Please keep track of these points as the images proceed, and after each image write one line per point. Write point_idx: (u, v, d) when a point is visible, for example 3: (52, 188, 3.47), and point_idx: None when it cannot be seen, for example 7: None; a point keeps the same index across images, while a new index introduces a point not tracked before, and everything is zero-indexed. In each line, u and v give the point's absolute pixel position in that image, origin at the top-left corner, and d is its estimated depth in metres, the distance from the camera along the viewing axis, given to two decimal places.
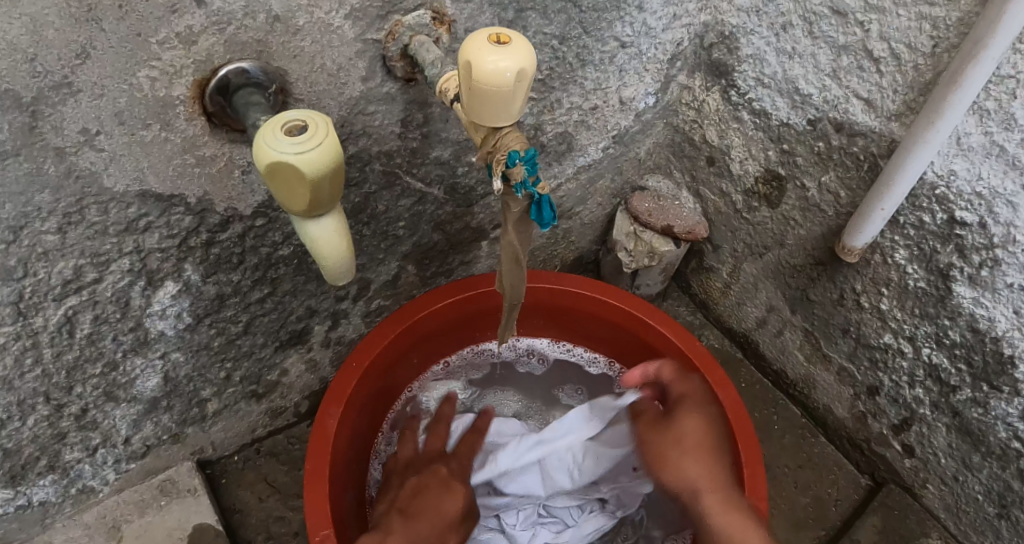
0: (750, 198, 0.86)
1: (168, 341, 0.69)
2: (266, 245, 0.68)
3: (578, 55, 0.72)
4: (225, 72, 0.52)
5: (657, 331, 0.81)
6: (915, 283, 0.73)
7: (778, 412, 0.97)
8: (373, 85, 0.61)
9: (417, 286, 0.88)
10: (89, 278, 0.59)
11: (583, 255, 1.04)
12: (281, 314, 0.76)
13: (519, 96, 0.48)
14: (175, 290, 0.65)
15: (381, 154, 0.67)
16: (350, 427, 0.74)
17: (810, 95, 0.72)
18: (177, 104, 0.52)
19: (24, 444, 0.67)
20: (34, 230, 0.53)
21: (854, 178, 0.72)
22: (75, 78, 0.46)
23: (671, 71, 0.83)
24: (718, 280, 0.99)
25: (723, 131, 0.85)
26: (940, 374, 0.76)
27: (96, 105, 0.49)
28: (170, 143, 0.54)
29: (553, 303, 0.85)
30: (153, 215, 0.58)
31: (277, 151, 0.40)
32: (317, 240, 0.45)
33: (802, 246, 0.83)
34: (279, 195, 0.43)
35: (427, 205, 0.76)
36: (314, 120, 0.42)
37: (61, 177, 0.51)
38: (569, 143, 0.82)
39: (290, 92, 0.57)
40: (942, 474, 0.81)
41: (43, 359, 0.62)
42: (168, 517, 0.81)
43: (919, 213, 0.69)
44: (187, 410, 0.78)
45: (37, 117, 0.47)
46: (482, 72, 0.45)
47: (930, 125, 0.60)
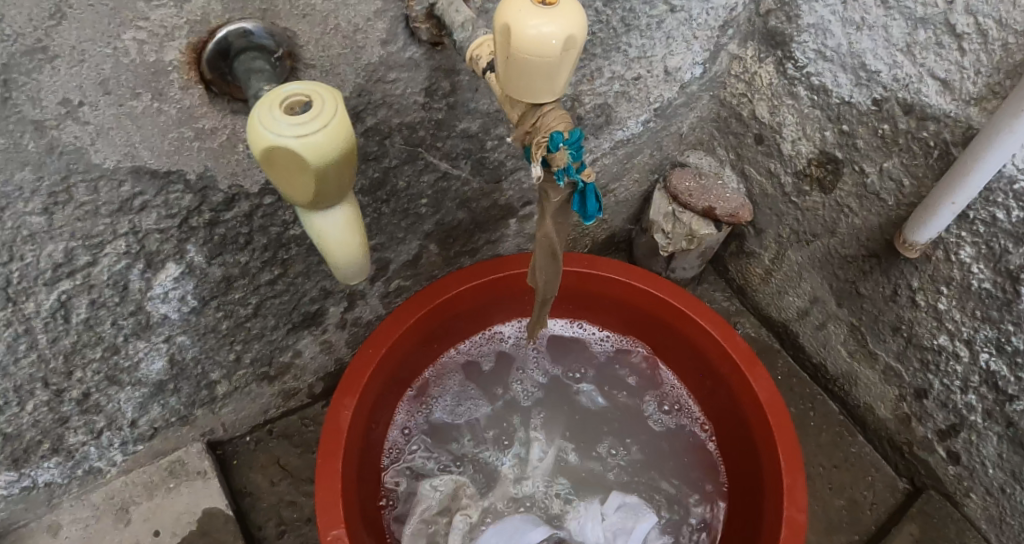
0: (801, 181, 0.79)
1: (172, 324, 0.65)
2: (277, 225, 0.62)
3: (623, 19, 0.65)
4: (225, 33, 0.45)
5: (692, 323, 0.76)
6: (979, 284, 0.67)
7: (815, 408, 0.92)
8: (393, 49, 0.54)
9: (440, 265, 0.82)
10: (83, 261, 0.54)
11: (615, 234, 0.98)
12: (293, 296, 0.71)
13: (565, 67, 0.42)
14: (178, 273, 0.60)
15: (403, 127, 0.61)
16: (363, 419, 0.70)
17: (879, 72, 0.64)
18: (169, 71, 0.46)
19: (22, 429, 0.64)
20: (17, 212, 0.48)
21: (921, 166, 0.65)
22: (51, 41, 0.41)
23: (722, 39, 0.75)
24: (758, 265, 0.93)
25: (775, 107, 0.77)
26: (997, 381, 0.70)
27: (78, 73, 0.43)
28: (164, 115, 0.48)
29: (583, 288, 0.80)
30: (149, 194, 0.53)
31: (276, 135, 0.34)
32: (324, 234, 0.40)
33: (856, 236, 0.76)
34: (280, 184, 0.37)
35: (452, 181, 0.70)
36: (320, 95, 0.36)
37: (44, 153, 0.46)
38: (606, 115, 0.75)
39: (299, 57, 0.50)
40: (988, 484, 0.76)
41: (38, 345, 0.58)
42: (177, 500, 0.78)
43: (991, 209, 0.62)
44: (195, 393, 0.75)
45: (10, 87, 0.41)
46: (523, 39, 0.39)
47: (1018, 112, 0.53)
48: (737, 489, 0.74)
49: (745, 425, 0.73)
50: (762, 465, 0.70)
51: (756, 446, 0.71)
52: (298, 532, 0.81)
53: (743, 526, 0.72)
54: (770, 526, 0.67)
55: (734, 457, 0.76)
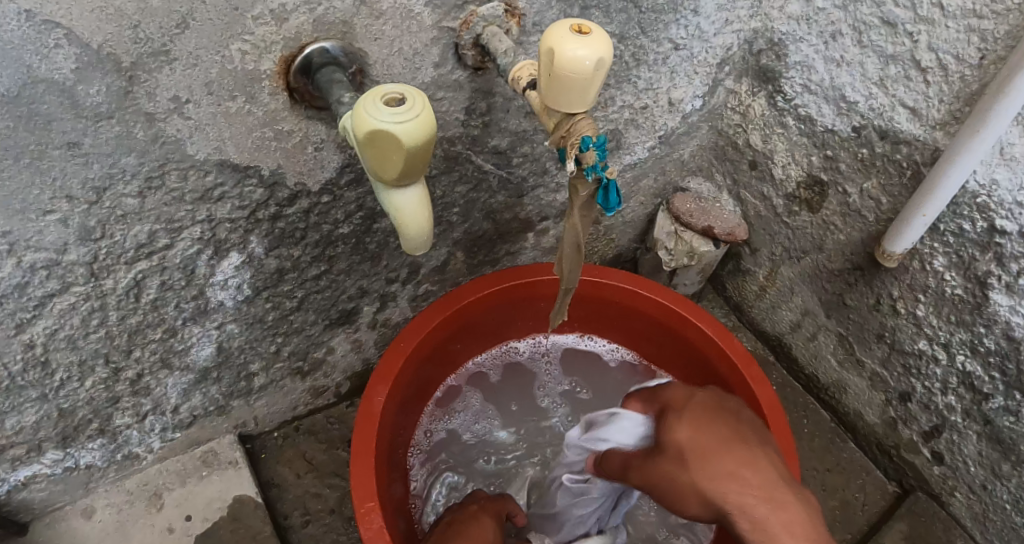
0: (791, 203, 0.88)
1: (226, 311, 0.71)
2: (328, 223, 0.70)
3: (634, 54, 0.75)
4: (310, 50, 0.54)
5: (694, 327, 0.83)
6: (952, 290, 0.75)
7: (808, 416, 0.98)
8: (443, 71, 0.63)
9: (463, 273, 0.90)
10: (161, 243, 0.61)
11: (621, 253, 1.06)
12: (334, 293, 0.78)
13: (595, 84, 0.50)
14: (238, 262, 0.67)
15: (444, 140, 0.69)
16: (395, 408, 0.76)
17: (857, 103, 0.74)
18: (263, 79, 0.54)
19: (78, 405, 0.69)
20: (116, 192, 0.55)
21: (896, 185, 0.74)
22: (173, 46, 0.49)
23: (719, 75, 0.85)
24: (753, 283, 1.01)
25: (767, 136, 0.87)
26: (973, 381, 0.77)
27: (189, 74, 0.51)
28: (252, 116, 0.56)
29: (593, 296, 0.87)
30: (228, 185, 0.60)
31: (378, 120, 0.42)
32: (402, 210, 0.47)
33: (841, 251, 0.84)
34: (373, 164, 0.45)
35: (481, 192, 0.78)
36: (412, 93, 0.44)
37: (148, 142, 0.53)
38: (617, 140, 0.84)
39: (368, 73, 0.59)
40: (970, 482, 0.82)
41: (108, 321, 0.64)
42: (209, 487, 0.82)
43: (959, 221, 0.71)
44: (235, 383, 0.80)
45: (133, 82, 0.49)
46: (563, 60, 0.48)
47: (975, 134, 0.62)
48: None
49: None
50: None
51: None
52: (321, 523, 0.85)
53: None
54: None
55: None
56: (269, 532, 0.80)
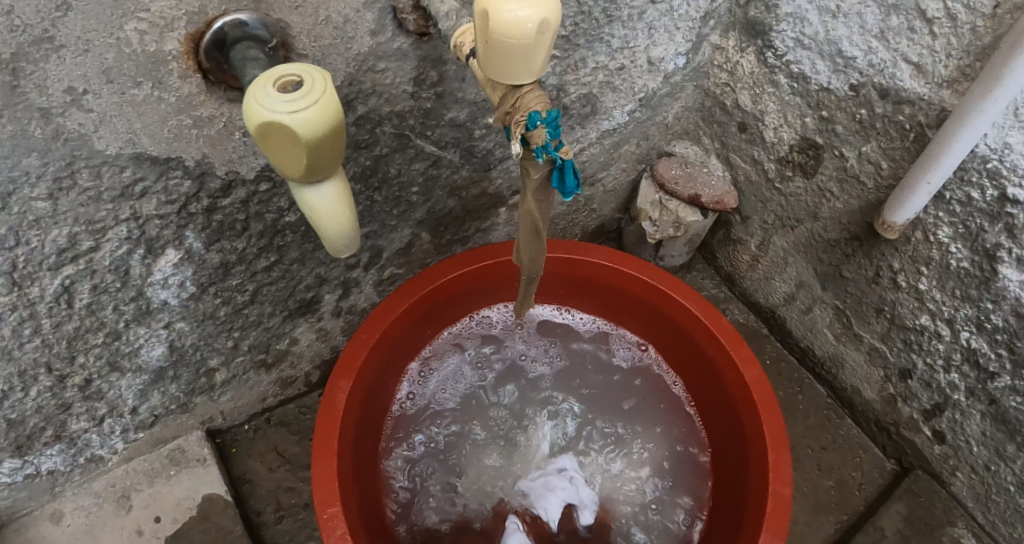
0: (784, 167, 0.81)
1: (172, 310, 0.67)
2: (272, 212, 0.65)
3: (604, 10, 0.66)
4: (221, 24, 0.47)
5: (679, 305, 0.77)
6: (957, 263, 0.69)
7: (803, 392, 0.94)
8: (382, 40, 0.56)
9: (432, 254, 0.84)
10: (85, 246, 0.56)
11: (604, 224, 1.00)
12: (289, 283, 0.74)
13: (541, 50, 0.43)
14: (177, 259, 0.63)
15: (393, 116, 0.63)
16: (360, 402, 0.72)
17: (855, 58, 0.66)
18: (169, 60, 0.48)
19: (27, 415, 0.66)
20: (23, 196, 0.50)
21: (898, 148, 0.67)
22: (56, 31, 0.43)
23: (704, 30, 0.77)
24: (745, 252, 0.95)
25: (757, 95, 0.79)
26: (978, 359, 0.71)
27: (82, 62, 0.45)
28: (164, 103, 0.50)
29: (571, 273, 0.82)
30: (150, 180, 0.55)
31: (269, 111, 0.36)
32: (317, 209, 0.42)
33: (837, 220, 0.78)
34: (275, 159, 0.39)
35: (442, 169, 0.72)
36: (311, 75, 0.37)
37: (49, 140, 0.48)
38: (592, 105, 0.77)
39: (293, 47, 0.52)
40: (973, 462, 0.77)
41: (42, 330, 0.60)
42: (177, 487, 0.80)
43: (966, 189, 0.64)
44: (195, 380, 0.77)
45: (18, 75, 0.43)
46: (501, 24, 0.40)
47: (987, 91, 0.54)
48: (726, 466, 0.76)
49: (732, 405, 0.74)
50: (748, 440, 0.72)
51: (743, 425, 0.73)
52: (296, 517, 0.83)
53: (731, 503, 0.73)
54: (756, 502, 0.68)
55: (723, 435, 0.77)
56: (241, 532, 0.79)
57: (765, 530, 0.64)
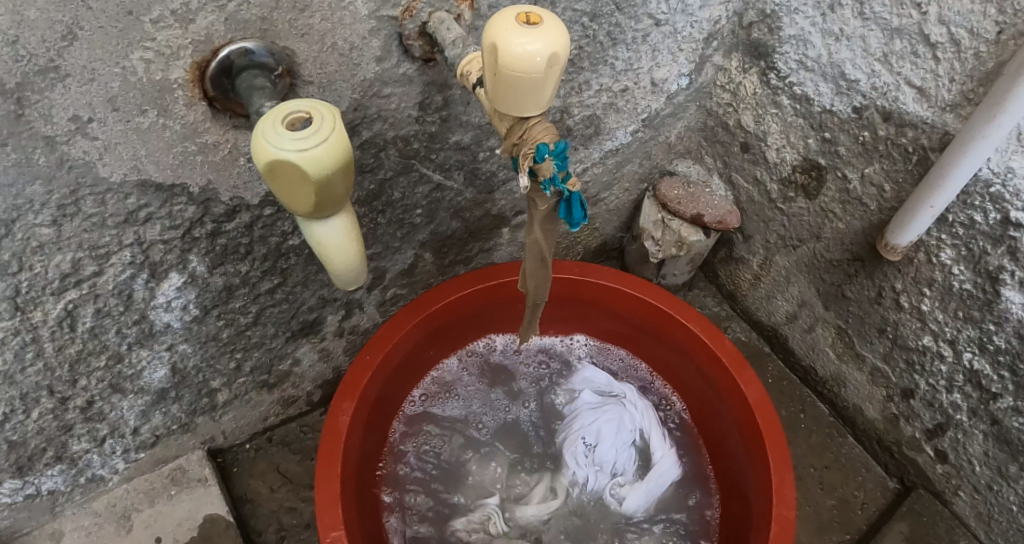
0: (786, 188, 0.81)
1: (175, 332, 0.67)
2: (276, 235, 0.64)
3: (609, 34, 0.66)
4: (228, 52, 0.47)
5: (682, 327, 0.77)
6: (960, 286, 0.69)
7: (805, 410, 0.94)
8: (388, 66, 0.56)
9: (435, 273, 0.84)
10: (89, 271, 0.56)
11: (606, 242, 1.00)
12: (292, 305, 0.74)
13: (550, 83, 0.43)
14: (180, 282, 0.62)
15: (398, 139, 0.63)
16: (363, 424, 0.71)
17: (858, 82, 0.67)
18: (174, 88, 0.48)
19: (28, 437, 0.65)
20: (28, 223, 0.50)
21: (901, 171, 0.67)
22: (63, 62, 0.43)
23: (707, 51, 0.77)
24: (747, 271, 0.95)
25: (759, 116, 0.79)
26: (981, 380, 0.72)
27: (87, 91, 0.45)
28: (169, 130, 0.50)
29: (574, 293, 0.82)
30: (154, 206, 0.55)
31: (278, 149, 0.36)
32: (324, 243, 0.42)
33: (840, 240, 0.78)
34: (282, 194, 0.39)
35: (446, 191, 0.72)
36: (320, 112, 0.37)
37: (55, 167, 0.48)
38: (596, 126, 0.77)
39: (298, 73, 0.52)
40: (975, 482, 0.78)
41: (44, 353, 0.60)
42: (178, 507, 0.80)
43: (969, 212, 0.64)
44: (196, 400, 0.77)
45: (23, 105, 0.43)
46: (510, 58, 0.40)
47: (989, 118, 0.55)
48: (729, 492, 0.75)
49: (736, 428, 0.74)
50: (751, 463, 0.71)
51: (746, 449, 0.73)
52: (297, 538, 0.83)
53: (734, 527, 0.73)
54: (760, 525, 0.68)
55: (726, 457, 0.76)
56: None
57: None
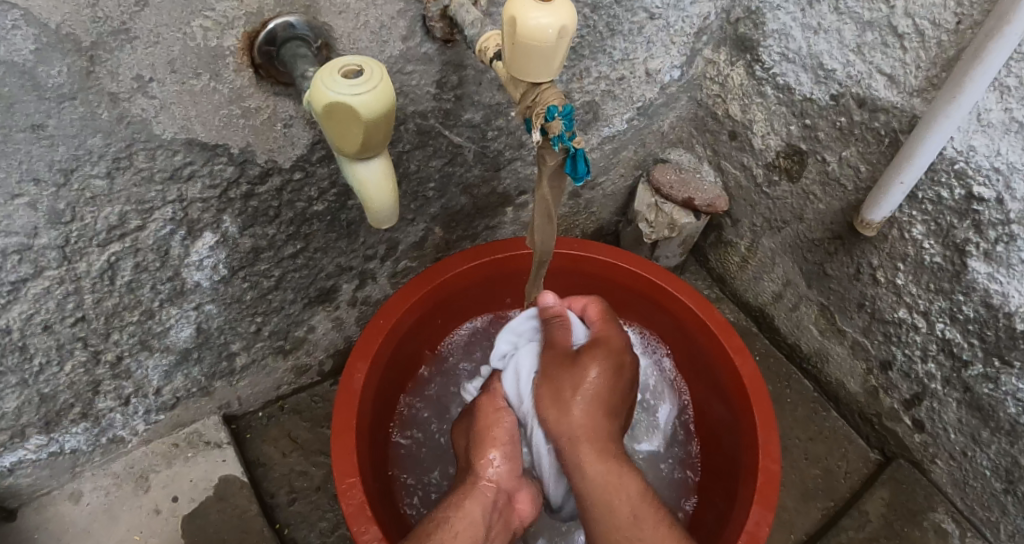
0: (771, 172, 0.88)
1: (203, 292, 0.72)
2: (302, 200, 0.70)
3: (608, 24, 0.73)
4: (274, 26, 0.53)
5: (676, 298, 0.83)
6: (931, 258, 0.75)
7: (791, 386, 0.99)
8: (412, 44, 0.62)
9: (442, 249, 0.90)
10: (133, 225, 0.61)
11: (603, 226, 1.06)
12: (311, 271, 0.79)
13: (560, 52, 0.48)
14: (212, 242, 0.67)
15: (416, 114, 0.68)
16: (376, 383, 0.76)
17: (835, 71, 0.73)
18: (226, 55, 0.54)
19: (59, 390, 0.69)
20: (84, 174, 0.55)
21: (875, 152, 0.74)
22: (133, 25, 0.48)
23: (697, 45, 0.84)
24: (735, 254, 1.01)
25: (746, 106, 0.86)
26: (953, 349, 0.77)
27: (151, 53, 0.51)
28: (218, 93, 0.56)
29: (574, 268, 0.87)
30: (197, 164, 0.60)
31: (335, 92, 0.41)
32: (365, 184, 0.47)
33: (821, 221, 0.84)
34: (333, 136, 0.44)
35: (457, 166, 0.78)
36: (369, 65, 0.43)
37: (114, 122, 0.53)
38: (595, 112, 0.83)
39: (334, 48, 0.58)
40: (951, 449, 0.83)
41: (84, 304, 0.64)
42: (194, 468, 0.83)
43: (937, 189, 0.71)
44: (217, 364, 0.81)
45: (95, 62, 0.49)
46: (527, 29, 0.46)
47: (952, 100, 0.61)
48: (717, 454, 0.81)
49: (725, 393, 0.79)
50: (739, 425, 0.76)
51: (735, 412, 0.78)
52: (307, 500, 0.86)
53: (722, 487, 0.78)
54: (746, 481, 0.72)
55: (717, 424, 0.81)
56: (255, 510, 0.82)
57: (755, 504, 0.69)
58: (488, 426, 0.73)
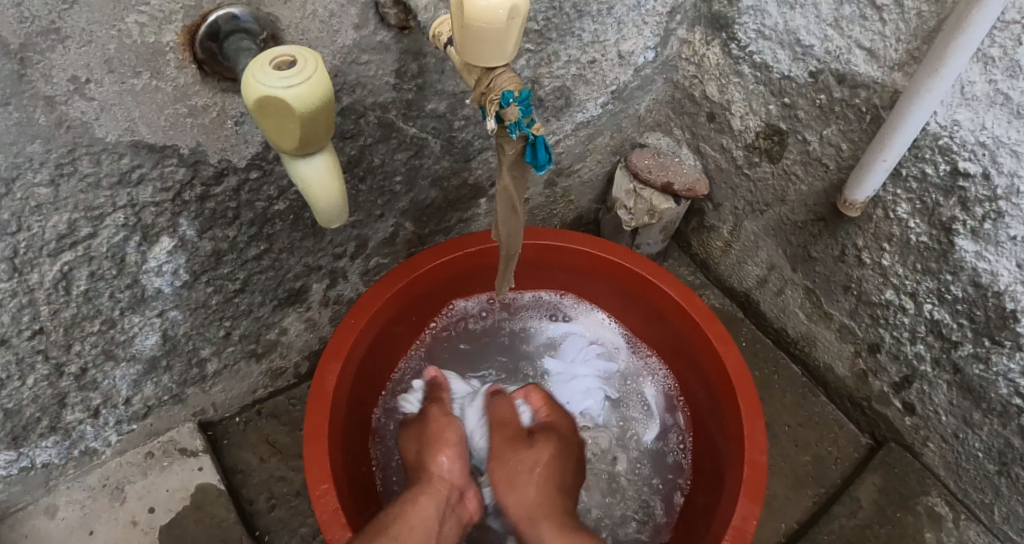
0: (751, 154, 0.85)
1: (166, 299, 0.69)
2: (262, 200, 0.67)
3: (574, 5, 0.70)
4: (215, 18, 0.50)
5: (657, 287, 0.80)
6: (917, 238, 0.72)
7: (779, 371, 0.97)
8: (365, 33, 0.59)
9: (416, 244, 0.88)
10: (84, 233, 0.59)
11: (583, 215, 1.03)
12: (279, 273, 0.77)
13: (513, 34, 0.45)
14: (171, 247, 0.65)
15: (376, 106, 0.66)
16: (350, 385, 0.74)
17: (812, 46, 0.71)
18: (167, 51, 0.51)
19: (23, 404, 0.67)
20: (26, 182, 0.52)
21: (856, 130, 0.71)
22: (63, 24, 0.46)
23: (671, 24, 0.81)
24: (718, 239, 0.99)
25: (723, 86, 0.83)
26: (942, 330, 0.75)
27: (85, 52, 0.48)
28: (161, 92, 0.53)
29: (551, 260, 0.85)
30: (146, 167, 0.58)
31: (266, 86, 0.38)
32: (310, 181, 0.45)
33: (803, 202, 0.82)
34: (270, 133, 0.42)
35: (424, 159, 0.75)
36: (303, 54, 0.40)
37: (53, 127, 0.50)
38: (567, 98, 0.81)
39: (282, 39, 0.55)
40: (942, 431, 0.81)
41: (41, 317, 0.62)
42: (171, 477, 0.82)
43: (921, 165, 0.68)
44: (187, 371, 0.79)
45: (25, 64, 0.46)
46: (473, 10, 0.42)
47: (935, 71, 0.58)
48: (704, 446, 0.79)
49: (710, 383, 0.77)
50: (725, 416, 0.75)
51: (720, 403, 0.76)
52: (288, 505, 0.85)
53: (710, 480, 0.76)
54: (733, 474, 0.71)
55: (702, 415, 0.79)
56: (233, 519, 0.81)
57: (741, 497, 0.67)
58: (438, 429, 0.72)
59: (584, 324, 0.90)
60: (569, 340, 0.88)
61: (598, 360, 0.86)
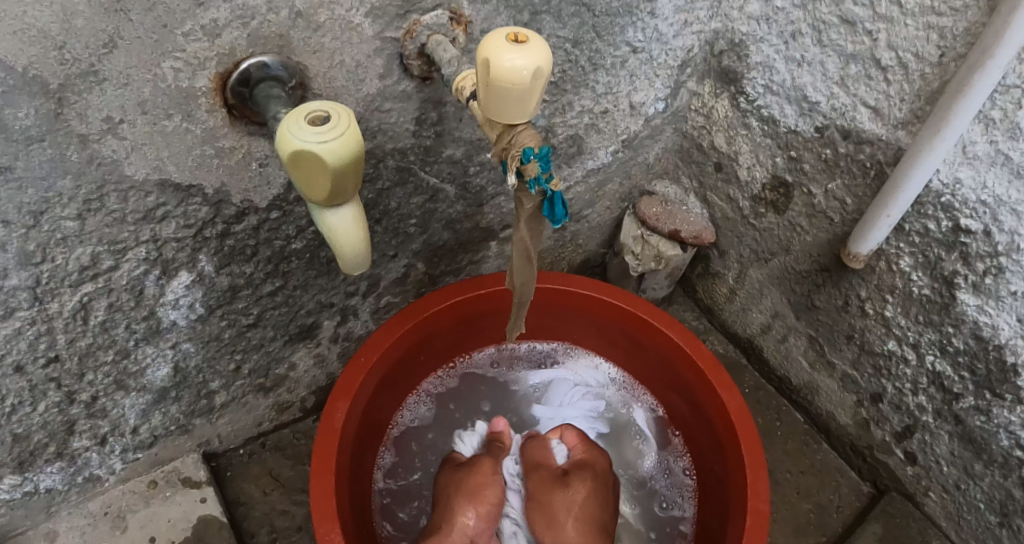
0: (757, 204, 0.87)
1: (180, 331, 0.70)
2: (280, 239, 0.69)
3: (590, 59, 0.73)
4: (247, 65, 0.52)
5: (662, 335, 0.82)
6: (919, 291, 0.74)
7: (781, 418, 0.98)
8: (389, 82, 0.61)
9: (426, 284, 0.89)
10: (106, 265, 0.60)
11: (590, 258, 1.05)
12: (291, 308, 0.78)
13: (536, 93, 0.47)
14: (188, 281, 0.66)
15: (395, 151, 0.68)
16: (356, 422, 0.74)
17: (819, 103, 0.73)
18: (198, 96, 0.53)
19: (32, 430, 0.68)
20: (54, 216, 0.54)
21: (860, 185, 0.73)
22: (102, 67, 0.47)
23: (682, 77, 0.84)
24: (723, 285, 1.00)
25: (731, 137, 0.86)
26: (943, 381, 0.76)
27: (121, 94, 0.50)
28: (191, 134, 0.55)
29: (558, 304, 0.86)
30: (171, 205, 0.59)
31: (301, 141, 0.40)
32: (335, 230, 0.46)
33: (808, 253, 0.84)
34: (300, 183, 0.43)
35: (439, 202, 0.77)
36: (337, 111, 0.42)
37: (84, 164, 0.52)
38: (579, 146, 0.83)
39: (309, 87, 0.57)
40: (944, 482, 0.81)
41: (57, 345, 0.63)
42: (173, 508, 0.82)
43: (924, 221, 0.70)
44: (195, 402, 0.80)
45: (63, 104, 0.48)
46: (499, 71, 0.44)
47: (936, 133, 0.60)
48: (709, 492, 0.79)
49: (713, 431, 0.78)
50: (728, 462, 0.75)
51: (723, 450, 0.76)
52: (289, 540, 0.84)
53: (714, 528, 0.76)
54: (736, 522, 0.71)
55: (706, 461, 0.80)
56: None
57: None
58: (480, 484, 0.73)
59: (567, 366, 0.91)
60: (555, 385, 0.89)
61: (583, 399, 0.88)
